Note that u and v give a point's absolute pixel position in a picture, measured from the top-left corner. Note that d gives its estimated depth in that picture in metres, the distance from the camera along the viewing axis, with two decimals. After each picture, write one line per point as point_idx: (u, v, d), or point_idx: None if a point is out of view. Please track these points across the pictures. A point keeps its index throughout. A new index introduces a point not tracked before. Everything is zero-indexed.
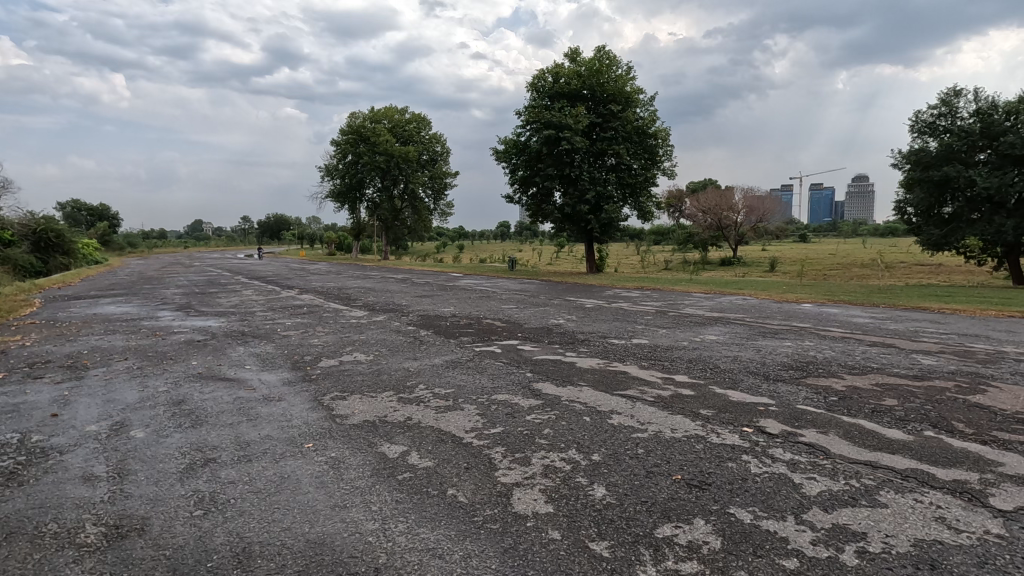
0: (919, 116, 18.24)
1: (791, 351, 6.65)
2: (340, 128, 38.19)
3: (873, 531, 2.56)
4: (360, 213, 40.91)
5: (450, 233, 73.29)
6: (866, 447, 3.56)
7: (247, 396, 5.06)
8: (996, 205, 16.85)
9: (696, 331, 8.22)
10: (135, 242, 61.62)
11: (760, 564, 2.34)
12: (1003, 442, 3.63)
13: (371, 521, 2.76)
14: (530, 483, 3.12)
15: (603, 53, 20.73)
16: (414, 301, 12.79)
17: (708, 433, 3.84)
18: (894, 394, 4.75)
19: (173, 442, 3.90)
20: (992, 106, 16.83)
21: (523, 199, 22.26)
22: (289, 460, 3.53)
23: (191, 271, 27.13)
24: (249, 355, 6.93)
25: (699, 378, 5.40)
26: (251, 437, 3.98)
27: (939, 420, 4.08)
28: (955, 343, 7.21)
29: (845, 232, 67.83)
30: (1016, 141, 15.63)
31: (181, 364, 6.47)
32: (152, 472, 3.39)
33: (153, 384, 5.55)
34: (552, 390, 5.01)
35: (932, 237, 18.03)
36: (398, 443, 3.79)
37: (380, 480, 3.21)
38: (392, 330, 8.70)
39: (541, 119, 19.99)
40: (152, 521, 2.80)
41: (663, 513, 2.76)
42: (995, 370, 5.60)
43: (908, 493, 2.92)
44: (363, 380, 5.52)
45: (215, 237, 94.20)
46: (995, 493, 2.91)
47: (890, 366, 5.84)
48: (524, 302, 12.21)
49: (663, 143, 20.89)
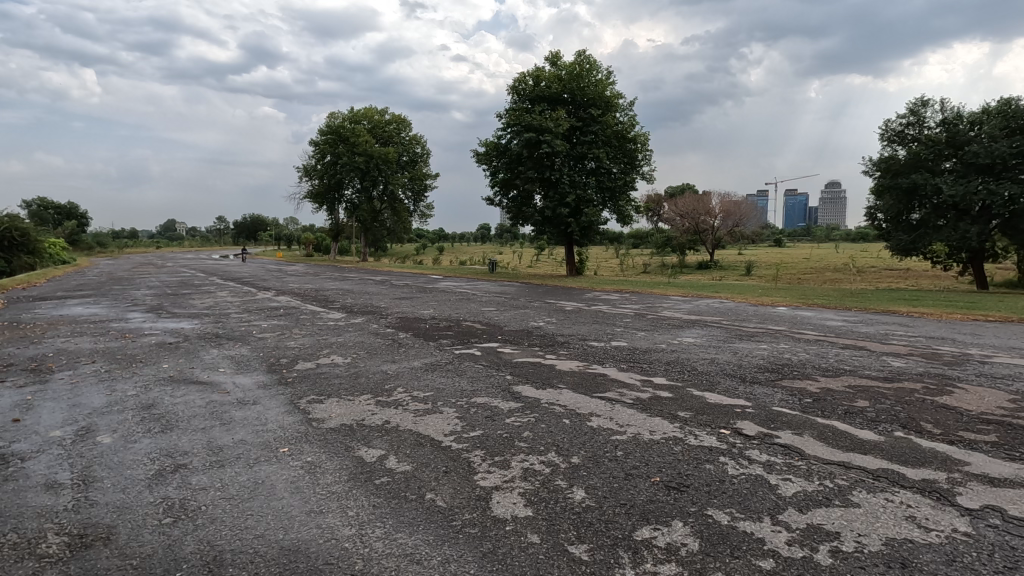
0: (888, 125, 18.82)
1: (768, 353, 6.78)
2: (320, 129, 37.90)
3: (846, 531, 2.60)
4: (338, 214, 40.47)
5: (430, 236, 73.08)
6: (840, 447, 3.63)
7: (221, 399, 4.95)
8: (961, 212, 17.41)
9: (674, 333, 8.29)
10: (105, 241, 59.73)
11: (738, 564, 2.35)
12: (968, 442, 3.73)
13: (349, 526, 2.71)
14: (510, 486, 3.11)
15: (583, 58, 20.89)
16: (394, 302, 12.79)
17: (686, 435, 3.89)
18: (866, 395, 4.89)
19: (142, 447, 3.79)
20: (957, 116, 17.42)
21: (504, 201, 22.35)
22: (263, 466, 3.45)
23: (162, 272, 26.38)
24: (223, 358, 6.76)
25: (678, 380, 5.44)
26: (223, 441, 3.90)
27: (908, 420, 4.19)
28: (922, 344, 7.48)
29: (817, 237, 69.47)
30: (980, 150, 16.15)
31: (151, 367, 6.31)
32: (119, 479, 3.28)
33: (122, 388, 5.38)
34: (531, 392, 5.02)
35: (901, 243, 18.36)
36: (376, 447, 3.75)
37: (357, 485, 3.16)
38: (371, 332, 8.66)
39: (522, 122, 20.05)
40: (119, 530, 2.71)
41: (642, 515, 2.77)
42: (962, 372, 5.79)
43: (880, 493, 2.98)
44: (341, 383, 5.45)
45: (189, 236, 92.36)
46: (962, 492, 2.99)
47: (862, 367, 6.00)
48: (504, 305, 12.18)
49: (642, 148, 21.12)
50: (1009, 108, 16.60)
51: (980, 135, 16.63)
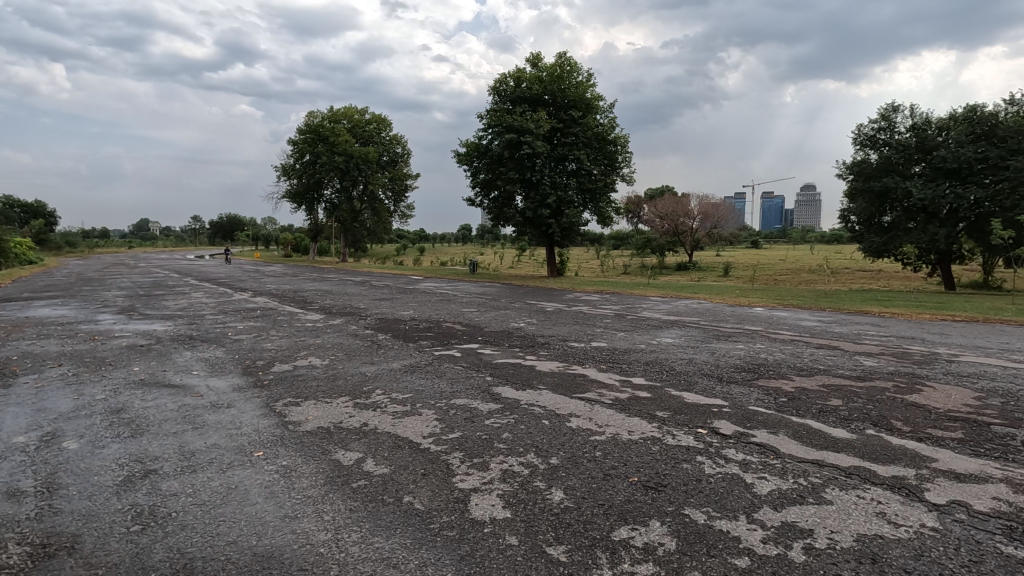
0: (861, 129, 19.32)
1: (744, 353, 6.87)
2: (298, 128, 37.44)
3: (819, 527, 2.65)
4: (317, 214, 39.92)
5: (411, 236, 72.87)
6: (814, 446, 3.69)
7: (194, 403, 4.84)
8: (929, 215, 17.89)
9: (653, 334, 8.37)
10: (74, 241, 58.19)
11: (713, 564, 2.37)
12: (936, 439, 3.83)
13: (324, 530, 2.67)
14: (488, 488, 3.10)
15: (564, 59, 21.01)
16: (373, 303, 12.66)
17: (664, 434, 3.92)
18: (838, 394, 4.96)
19: (111, 452, 3.69)
20: (926, 121, 17.98)
21: (485, 202, 22.38)
22: (237, 470, 3.38)
23: (134, 273, 25.74)
24: (196, 360, 6.62)
25: (656, 380, 5.49)
26: (196, 446, 3.81)
27: (879, 419, 4.27)
28: (894, 344, 7.65)
29: (793, 239, 70.53)
30: (947, 155, 16.60)
31: (121, 370, 6.13)
32: (85, 485, 3.19)
33: (90, 391, 5.23)
34: (511, 393, 5.00)
35: (873, 245, 18.84)
36: (353, 449, 3.70)
37: (334, 489, 3.11)
38: (349, 333, 8.54)
39: (503, 123, 20.07)
40: (84, 539, 2.63)
41: (620, 515, 2.79)
42: (931, 371, 5.91)
43: (852, 490, 3.04)
44: (318, 386, 5.36)
45: (163, 236, 90.23)
46: (930, 488, 3.06)
47: (836, 367, 6.12)
48: (485, 306, 12.17)
49: (622, 150, 21.32)
50: (974, 114, 17.12)
51: (948, 140, 17.14)
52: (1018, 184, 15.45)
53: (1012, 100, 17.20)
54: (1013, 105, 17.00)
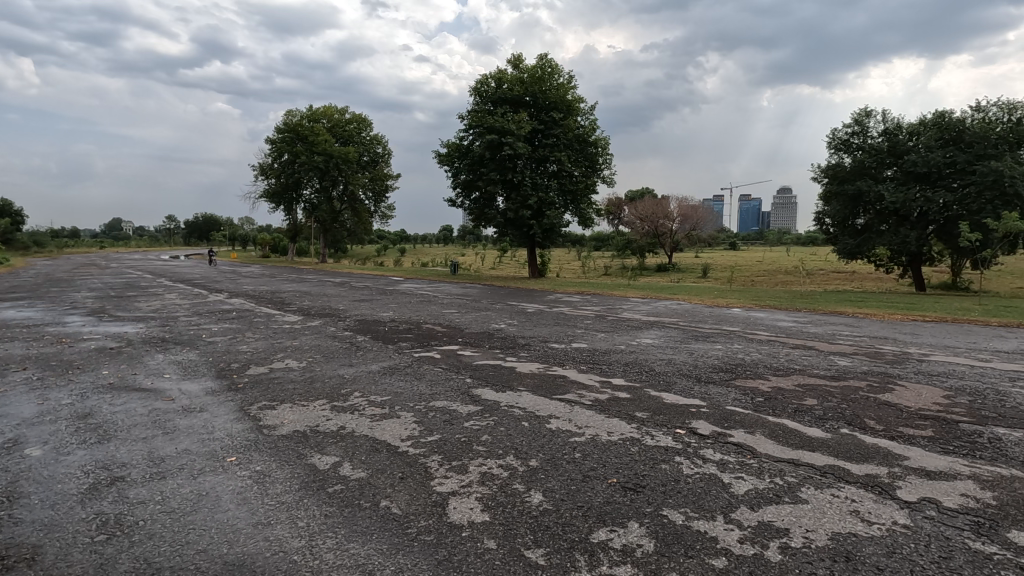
0: (835, 133, 19.73)
1: (722, 353, 6.94)
2: (276, 126, 36.90)
3: (795, 527, 2.67)
4: (296, 214, 39.37)
5: (391, 236, 72.54)
6: (790, 445, 3.73)
7: (165, 407, 4.71)
8: (901, 218, 18.34)
9: (633, 335, 8.42)
10: (42, 241, 56.54)
11: (691, 564, 2.38)
12: (907, 437, 3.91)
13: (298, 537, 2.61)
14: (466, 491, 3.07)
15: (545, 61, 21.08)
16: (352, 305, 12.51)
17: (643, 435, 3.93)
18: (814, 394, 5.04)
19: (76, 459, 3.57)
20: (898, 126, 18.42)
21: (466, 203, 22.34)
22: (208, 476, 3.30)
23: (105, 273, 25.11)
24: (168, 364, 6.45)
25: (636, 380, 5.52)
26: (166, 451, 3.71)
27: (853, 418, 4.34)
28: (867, 344, 7.80)
29: (770, 241, 71.67)
30: (917, 160, 17.01)
31: (89, 374, 5.96)
32: (48, 494, 3.07)
33: (55, 396, 5.06)
34: (490, 395, 4.96)
35: (848, 247, 19.29)
36: (330, 454, 3.63)
37: (309, 494, 3.05)
38: (328, 335, 8.42)
39: (484, 124, 20.08)
40: (46, 549, 2.53)
41: (599, 517, 2.78)
42: (902, 370, 6.05)
43: (826, 488, 3.08)
44: (295, 388, 5.27)
45: (136, 236, 88.09)
46: (902, 486, 3.11)
47: (812, 367, 6.20)
48: (466, 307, 12.12)
49: (603, 152, 21.44)
50: (943, 120, 17.57)
51: (918, 145, 17.57)
52: (983, 188, 15.95)
53: (978, 107, 17.70)
54: (979, 111, 17.50)
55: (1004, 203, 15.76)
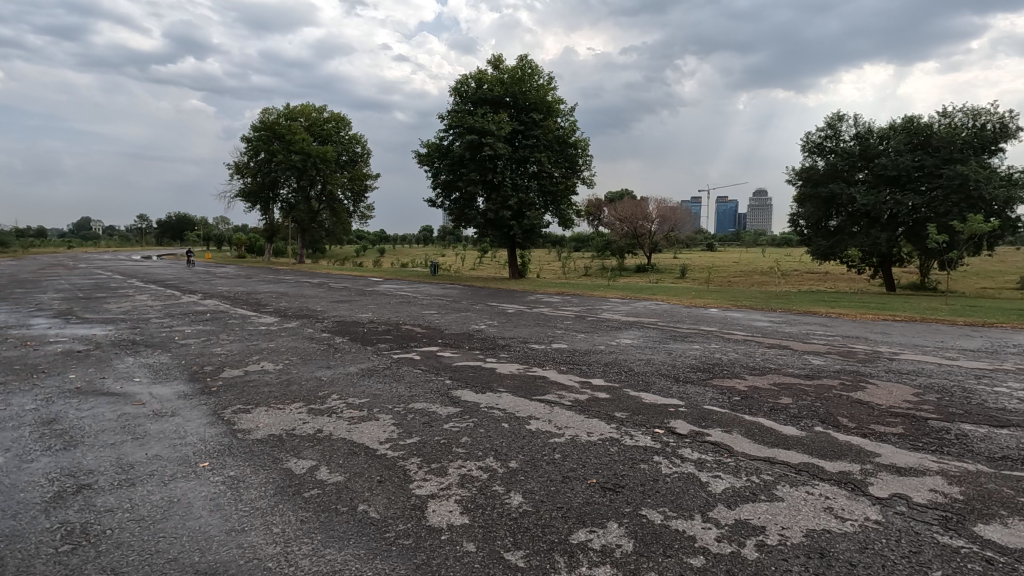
0: (809, 137, 20.16)
1: (700, 353, 7.01)
2: (252, 125, 36.29)
3: (772, 524, 2.70)
4: (273, 214, 38.76)
5: (371, 236, 71.95)
6: (766, 444, 3.79)
7: (135, 412, 4.58)
8: (872, 220, 18.82)
9: (612, 335, 8.47)
10: (6, 239, 54.76)
11: (670, 563, 2.39)
12: (878, 434, 4.00)
13: (272, 544, 2.55)
14: (446, 494, 3.04)
15: (525, 62, 21.08)
16: (330, 306, 12.37)
17: (622, 435, 3.95)
18: (789, 393, 5.12)
19: (40, 466, 3.45)
20: (869, 130, 18.90)
21: (446, 204, 22.26)
22: (180, 482, 3.21)
23: (72, 274, 24.42)
24: (138, 367, 6.28)
25: (615, 381, 5.55)
26: (135, 457, 3.60)
27: (827, 416, 4.42)
28: (839, 343, 7.97)
29: (747, 242, 72.92)
30: (887, 163, 17.47)
31: (54, 378, 5.77)
32: (10, 503, 2.96)
33: (18, 401, 4.88)
34: (470, 396, 4.93)
35: (821, 248, 19.72)
36: (306, 458, 3.57)
37: (284, 499, 3.00)
38: (305, 336, 8.29)
39: (464, 124, 20.03)
40: (5, 562, 2.43)
41: (578, 517, 2.78)
42: (873, 369, 6.19)
43: (801, 486, 3.13)
44: (270, 391, 5.16)
45: (106, 236, 85.80)
46: (874, 482, 3.18)
47: (787, 366, 6.30)
48: (446, 308, 12.07)
49: (582, 153, 21.56)
50: (912, 124, 18.07)
51: (888, 149, 18.06)
52: (950, 191, 16.44)
53: (945, 112, 18.24)
54: (946, 117, 18.04)
55: (969, 206, 16.26)
